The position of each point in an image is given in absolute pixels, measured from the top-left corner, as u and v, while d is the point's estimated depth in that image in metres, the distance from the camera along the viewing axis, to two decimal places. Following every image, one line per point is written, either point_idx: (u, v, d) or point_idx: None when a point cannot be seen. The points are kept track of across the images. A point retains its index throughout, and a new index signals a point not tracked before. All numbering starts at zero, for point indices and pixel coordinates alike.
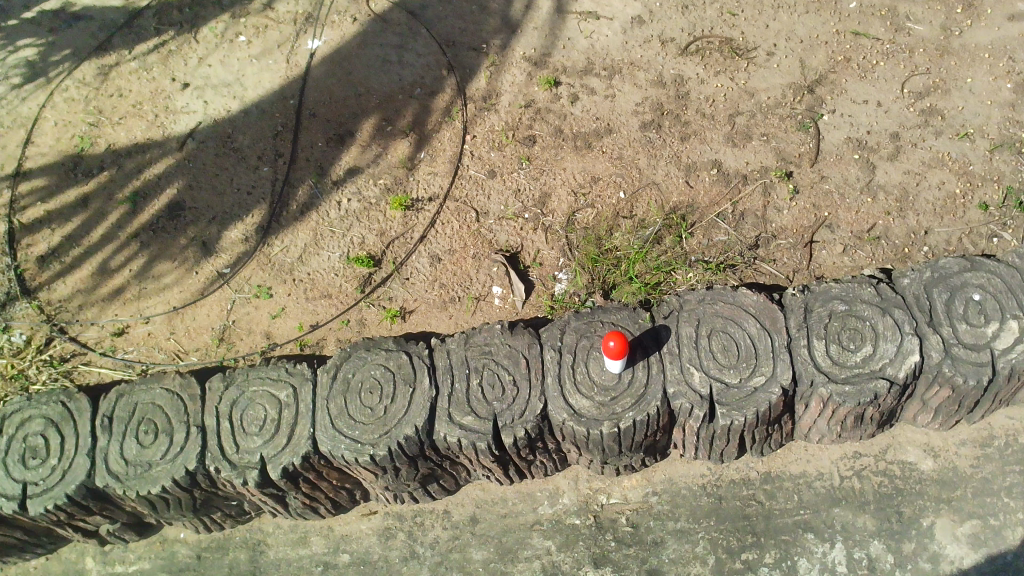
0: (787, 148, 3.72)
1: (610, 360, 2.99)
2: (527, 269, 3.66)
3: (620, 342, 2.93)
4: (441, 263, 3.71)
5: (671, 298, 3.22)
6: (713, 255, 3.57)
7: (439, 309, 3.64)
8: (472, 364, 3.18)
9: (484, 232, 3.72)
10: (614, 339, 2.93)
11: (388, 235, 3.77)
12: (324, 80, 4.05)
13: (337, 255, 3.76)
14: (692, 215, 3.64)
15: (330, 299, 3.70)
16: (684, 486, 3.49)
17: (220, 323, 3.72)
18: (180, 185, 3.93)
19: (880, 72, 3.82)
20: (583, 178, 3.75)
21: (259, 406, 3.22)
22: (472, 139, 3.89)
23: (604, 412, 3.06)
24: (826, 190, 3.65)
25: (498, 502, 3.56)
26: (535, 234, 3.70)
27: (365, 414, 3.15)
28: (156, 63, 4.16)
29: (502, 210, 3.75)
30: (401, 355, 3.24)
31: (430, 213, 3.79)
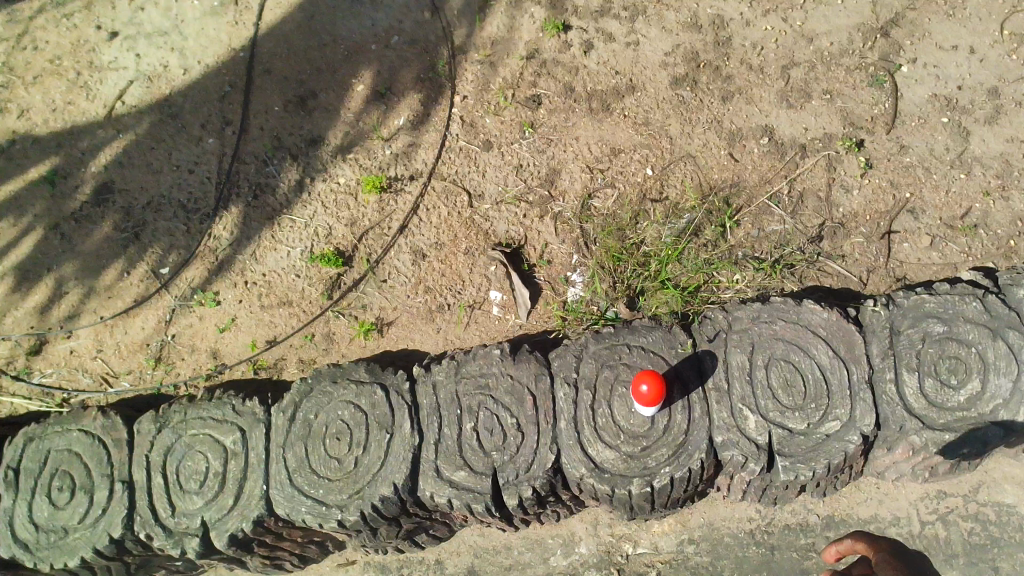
0: (855, 109, 2.95)
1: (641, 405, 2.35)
2: (532, 268, 2.95)
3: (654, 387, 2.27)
4: (426, 260, 2.99)
5: (717, 315, 2.52)
6: (766, 250, 2.84)
7: (424, 319, 2.95)
8: (465, 403, 2.53)
9: (479, 220, 2.99)
10: (646, 383, 2.27)
11: (359, 226, 3.04)
12: (278, 27, 3.22)
13: (298, 250, 3.04)
14: (738, 196, 2.90)
15: (290, 308, 3.00)
16: (727, 532, 2.88)
17: (157, 339, 3.02)
18: (109, 162, 3.17)
19: (974, 7, 3.00)
20: (600, 149, 3.00)
21: (201, 456, 2.60)
22: (462, 101, 3.11)
23: (633, 467, 2.42)
24: (907, 163, 2.89)
25: (501, 551, 2.98)
26: (543, 223, 2.96)
27: (332, 469, 2.53)
28: (79, 6, 3.28)
29: (499, 192, 3.01)
30: (374, 391, 2.58)
31: (412, 196, 3.05)
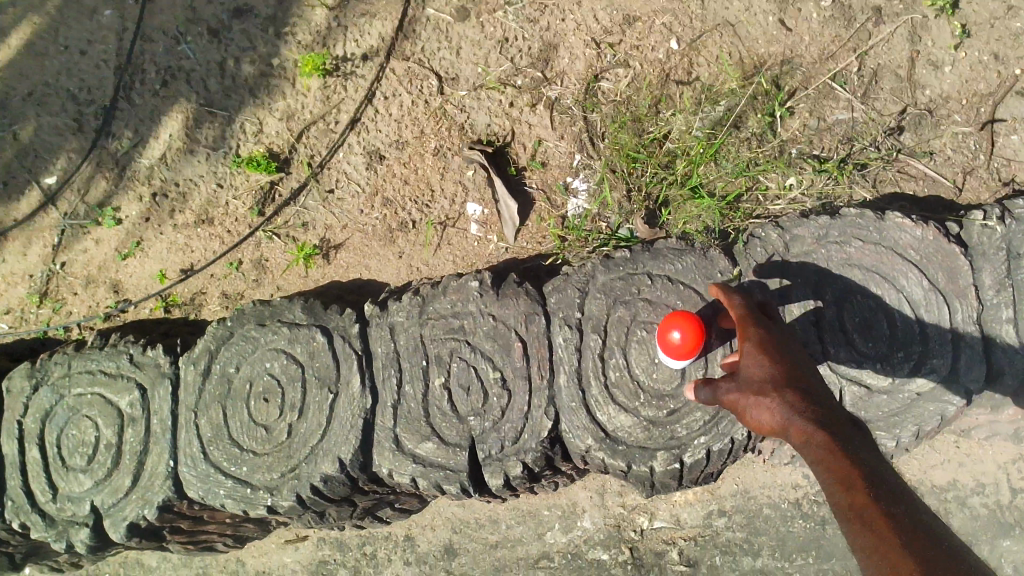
0: None
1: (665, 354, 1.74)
2: (521, 174, 2.28)
3: (690, 335, 1.65)
4: (384, 164, 2.31)
5: (771, 232, 1.86)
6: (829, 146, 2.18)
7: (382, 240, 2.31)
8: (433, 353, 1.89)
9: (452, 111, 2.29)
10: (679, 329, 1.65)
11: (296, 121, 2.33)
12: None
13: (219, 153, 2.35)
14: (793, 76, 2.20)
15: (211, 228, 2.35)
16: (767, 502, 2.29)
17: (43, 269, 2.37)
18: None
19: None
20: (610, 17, 2.25)
21: (88, 423, 1.98)
22: None
23: (657, 437, 1.81)
24: (1017, 30, 2.17)
25: (485, 526, 2.37)
26: (534, 115, 2.27)
27: (257, 439, 1.91)
28: None
29: (477, 75, 2.29)
30: (312, 336, 1.93)
31: (366, 80, 2.32)
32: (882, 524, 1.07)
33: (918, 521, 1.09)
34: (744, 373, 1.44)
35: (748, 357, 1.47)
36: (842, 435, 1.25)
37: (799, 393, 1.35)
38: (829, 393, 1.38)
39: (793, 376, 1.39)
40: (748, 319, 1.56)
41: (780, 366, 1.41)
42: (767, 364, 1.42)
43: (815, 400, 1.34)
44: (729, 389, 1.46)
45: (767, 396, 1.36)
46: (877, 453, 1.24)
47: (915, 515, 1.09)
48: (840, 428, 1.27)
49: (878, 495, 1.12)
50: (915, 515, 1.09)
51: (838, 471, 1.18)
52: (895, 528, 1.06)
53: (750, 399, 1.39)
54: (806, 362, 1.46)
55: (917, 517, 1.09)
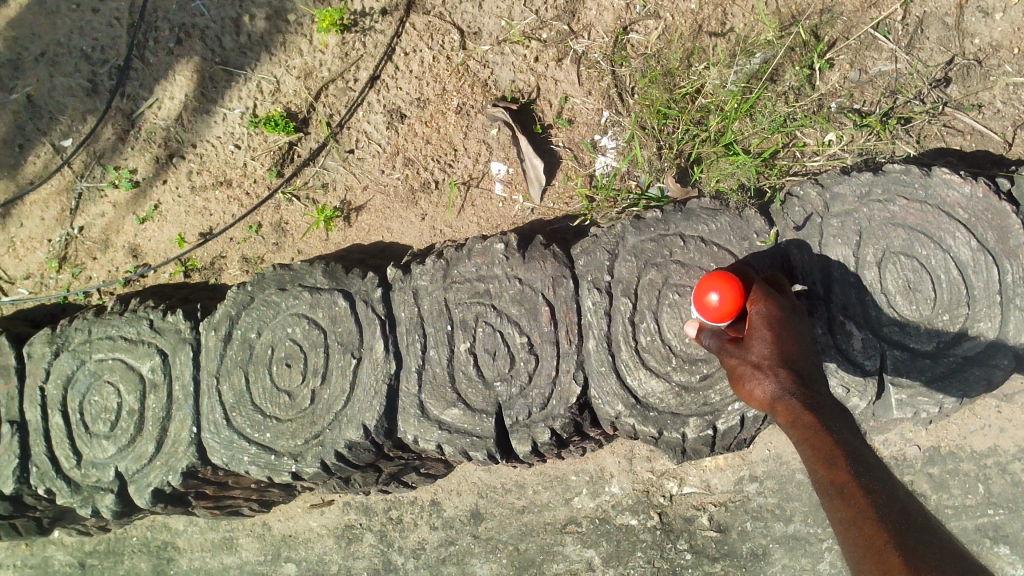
0: None
1: (697, 316, 1.56)
2: (547, 132, 2.20)
3: (729, 301, 1.48)
4: (406, 123, 2.24)
5: (807, 190, 1.78)
6: (870, 100, 2.08)
7: (404, 201, 2.25)
8: (458, 317, 1.84)
9: (475, 68, 2.21)
10: (718, 291, 1.48)
11: (315, 79, 2.26)
12: None
13: (236, 113, 2.28)
14: (834, 26, 2.09)
15: (230, 190, 2.30)
16: (801, 468, 2.22)
17: (61, 234, 2.34)
18: None
19: None
20: None
21: (110, 389, 1.96)
22: None
23: (689, 403, 1.76)
24: None
25: (512, 491, 2.33)
26: (560, 71, 2.19)
27: (280, 405, 1.87)
28: None
29: (501, 29, 2.20)
30: (334, 300, 1.88)
31: (385, 35, 2.24)
32: (862, 502, 1.18)
33: (894, 497, 1.20)
34: (745, 347, 1.44)
35: (750, 329, 1.45)
36: (830, 417, 1.32)
37: (795, 371, 1.39)
38: (820, 373, 1.43)
39: (793, 352, 1.42)
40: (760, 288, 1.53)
41: (782, 339, 1.43)
42: (770, 341, 1.42)
43: (809, 382, 1.39)
44: (728, 354, 1.46)
45: (764, 374, 1.39)
46: (859, 437, 1.32)
47: (893, 502, 1.18)
48: (832, 410, 1.34)
49: (860, 475, 1.22)
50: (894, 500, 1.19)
51: (823, 451, 1.25)
52: (875, 507, 1.17)
53: (746, 371, 1.42)
54: (807, 339, 1.48)
55: (896, 499, 1.20)
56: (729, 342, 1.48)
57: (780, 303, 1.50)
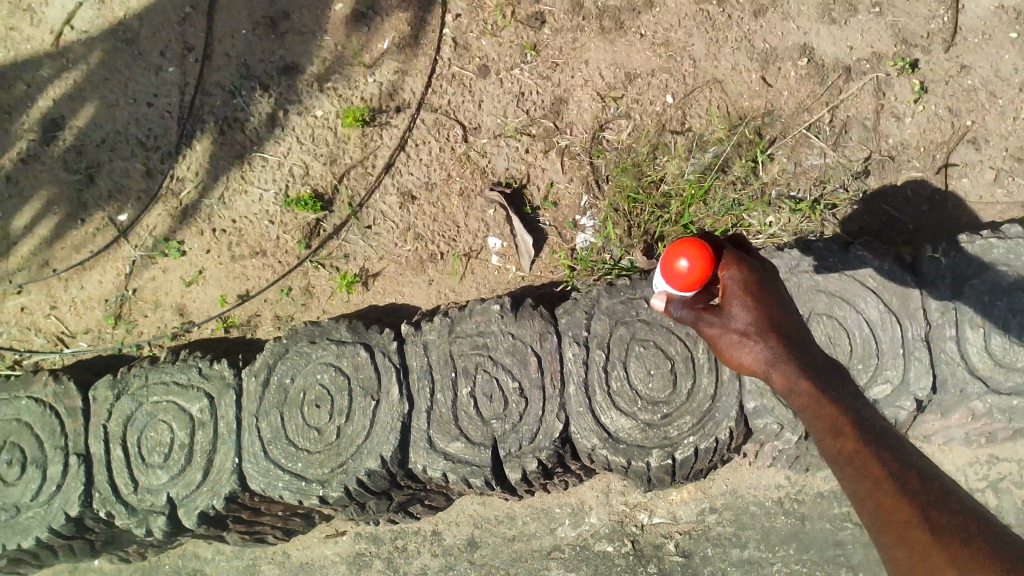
0: (909, 25, 2.51)
1: (665, 289, 1.85)
2: (536, 212, 2.61)
3: (698, 268, 1.77)
4: (416, 203, 2.65)
5: None
6: (805, 188, 2.50)
7: (414, 270, 2.64)
8: (461, 366, 2.21)
9: (476, 157, 2.63)
10: (688, 259, 1.76)
11: (339, 165, 2.67)
12: None
13: (271, 194, 2.68)
14: (774, 127, 2.52)
15: (263, 259, 2.68)
16: (753, 500, 2.57)
17: (117, 295, 2.72)
18: (54, 94, 2.73)
19: None
20: (613, 74, 2.59)
21: (164, 426, 2.30)
22: (455, 20, 2.66)
23: (652, 437, 2.12)
24: (968, 86, 2.49)
25: (504, 521, 2.67)
26: (547, 161, 2.61)
27: (310, 439, 2.22)
28: None
29: (498, 124, 2.63)
30: (357, 351, 2.25)
31: (399, 129, 2.66)
32: (874, 470, 1.53)
33: (898, 453, 1.57)
34: (727, 316, 1.80)
35: (726, 297, 1.82)
36: (821, 384, 1.70)
37: (777, 339, 1.77)
38: (796, 329, 1.82)
39: (770, 319, 1.79)
40: (729, 256, 1.86)
41: (761, 310, 1.79)
42: (749, 311, 1.78)
43: (789, 342, 1.77)
44: (711, 324, 1.82)
45: (752, 342, 1.77)
46: (845, 385, 1.74)
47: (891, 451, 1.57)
48: (818, 373, 1.73)
49: (865, 439, 1.59)
50: (890, 442, 1.59)
51: (830, 425, 1.63)
52: (888, 473, 1.51)
53: (734, 339, 1.79)
54: (776, 295, 1.85)
55: (905, 457, 1.55)
56: (706, 310, 1.83)
57: (748, 268, 1.85)
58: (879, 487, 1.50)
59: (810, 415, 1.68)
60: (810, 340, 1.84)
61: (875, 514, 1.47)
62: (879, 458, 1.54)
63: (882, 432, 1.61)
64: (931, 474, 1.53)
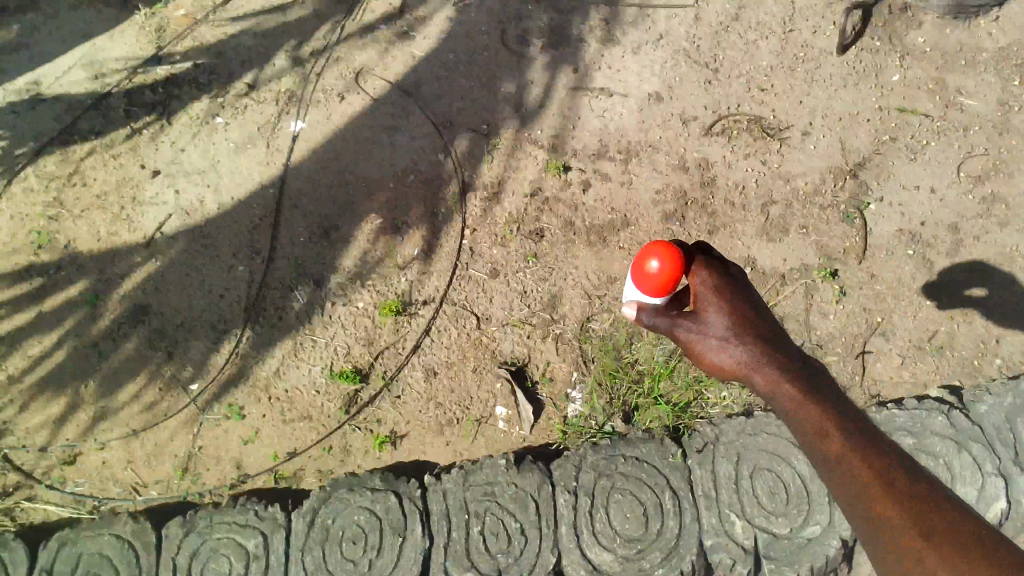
0: (830, 243, 3.32)
1: (638, 299, 2.14)
2: (535, 385, 3.21)
3: (666, 269, 2.05)
4: (436, 377, 3.23)
5: (706, 429, 2.78)
6: None
7: (435, 432, 3.19)
8: (473, 509, 2.70)
9: (487, 340, 3.25)
10: (658, 261, 2.05)
11: (376, 345, 3.28)
12: (305, 167, 3.51)
13: (318, 369, 3.27)
14: None
15: (310, 422, 3.23)
16: None
17: (185, 450, 3.23)
18: (145, 286, 3.37)
19: (932, 154, 3.47)
20: (598, 278, 3.32)
21: (223, 559, 2.73)
22: (473, 233, 3.40)
23: (629, 568, 2.59)
24: (878, 291, 3.27)
25: None
26: (545, 344, 3.24)
27: (347, 569, 2.67)
28: (125, 150, 3.54)
29: (505, 316, 3.28)
30: (388, 497, 2.74)
31: (425, 318, 3.30)
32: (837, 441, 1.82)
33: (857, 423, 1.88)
34: (702, 322, 2.14)
35: (699, 304, 2.17)
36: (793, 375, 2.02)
37: (754, 340, 2.09)
38: (769, 330, 2.14)
39: (745, 325, 2.13)
40: (698, 266, 2.22)
41: (738, 318, 2.13)
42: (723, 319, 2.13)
43: (762, 344, 2.10)
44: (689, 330, 2.15)
45: (729, 344, 2.10)
46: (819, 380, 2.03)
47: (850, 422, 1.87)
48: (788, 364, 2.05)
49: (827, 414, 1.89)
50: (871, 441, 1.81)
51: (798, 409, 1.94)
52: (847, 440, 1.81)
53: (713, 344, 2.12)
54: (747, 300, 2.19)
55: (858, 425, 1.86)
56: (683, 318, 2.15)
57: (718, 274, 2.21)
58: (871, 491, 1.69)
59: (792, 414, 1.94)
60: (787, 343, 2.14)
61: (872, 516, 1.65)
62: (864, 457, 1.75)
63: (859, 427, 1.84)
64: (913, 468, 1.73)
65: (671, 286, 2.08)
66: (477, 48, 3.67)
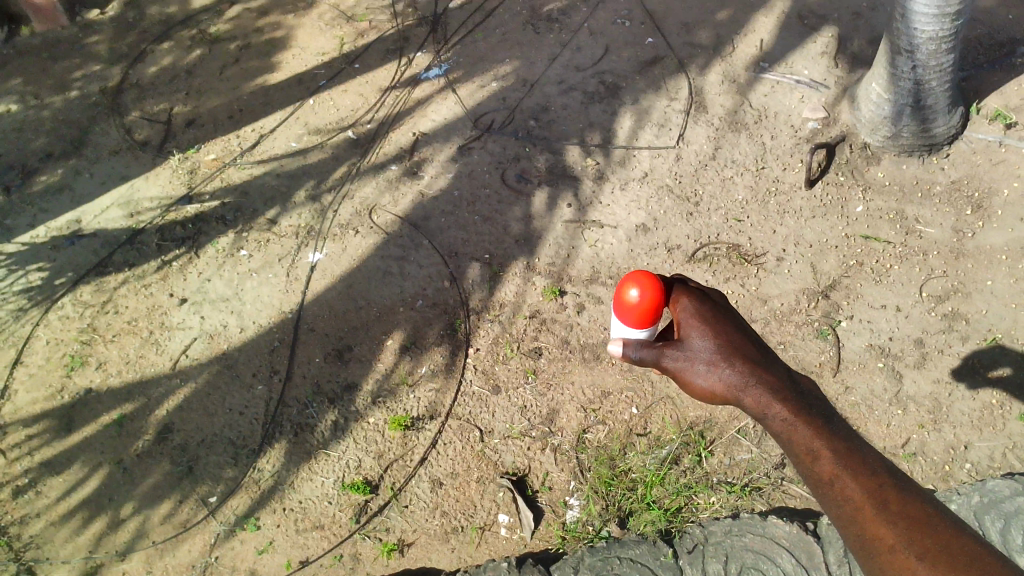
0: (806, 357, 3.56)
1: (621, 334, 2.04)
2: (535, 494, 3.37)
3: (646, 297, 2.04)
4: (443, 488, 3.41)
5: (695, 530, 3.00)
6: (737, 476, 3.35)
7: (441, 540, 3.32)
8: None
9: (489, 452, 3.46)
10: (637, 289, 2.05)
11: (385, 458, 3.47)
12: (323, 293, 3.85)
13: (331, 480, 3.43)
14: (711, 429, 3.45)
15: (322, 531, 3.35)
16: None
17: (202, 560, 3.31)
18: (169, 405, 3.59)
19: (896, 275, 3.78)
20: (592, 392, 3.55)
21: None
22: (476, 352, 3.68)
23: None
24: (851, 402, 3.46)
25: None
26: (544, 454, 3.43)
27: None
28: (156, 280, 3.95)
29: (507, 428, 3.50)
30: None
31: (432, 432, 3.52)
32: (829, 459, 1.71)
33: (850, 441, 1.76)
34: (689, 348, 1.99)
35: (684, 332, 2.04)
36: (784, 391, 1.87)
37: (742, 361, 1.94)
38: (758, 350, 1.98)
39: (733, 347, 1.97)
40: (681, 296, 2.12)
41: (725, 341, 1.98)
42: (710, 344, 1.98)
43: (752, 365, 1.94)
44: (677, 358, 2.00)
45: (718, 368, 1.94)
46: (812, 396, 1.88)
47: (841, 439, 1.76)
48: (779, 382, 1.89)
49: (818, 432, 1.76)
50: (864, 459, 1.71)
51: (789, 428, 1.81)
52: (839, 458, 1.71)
53: (701, 369, 1.96)
54: (732, 322, 2.05)
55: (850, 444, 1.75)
56: (668, 347, 2.02)
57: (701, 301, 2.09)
58: (864, 512, 1.62)
59: (782, 435, 1.80)
60: (776, 361, 1.99)
61: (865, 540, 1.60)
62: (858, 479, 1.67)
63: (850, 445, 1.74)
64: (906, 486, 1.66)
65: (651, 315, 2.07)
66: (481, 186, 4.16)
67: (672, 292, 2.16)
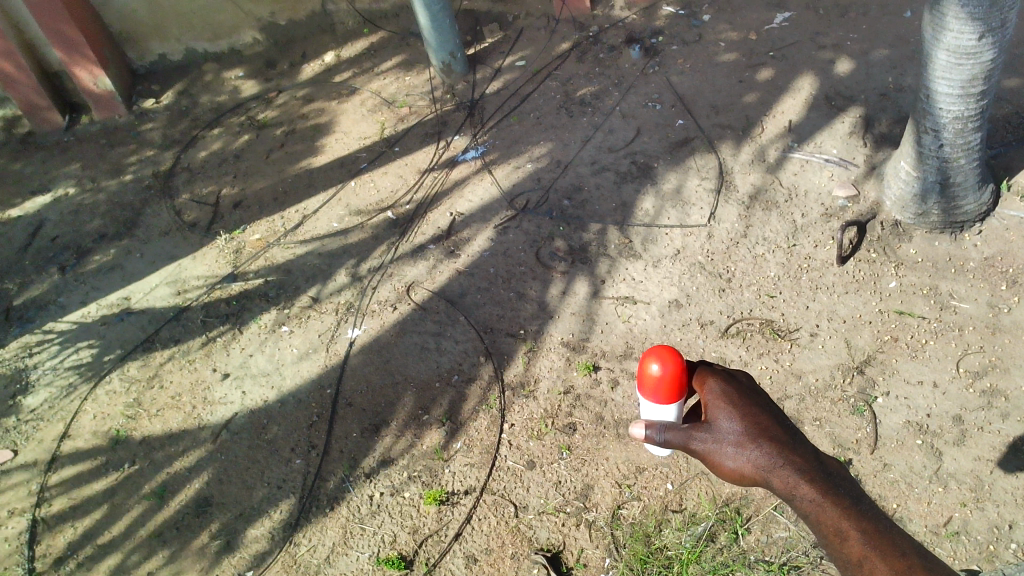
0: (842, 433, 3.55)
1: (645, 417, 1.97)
2: (570, 570, 3.30)
3: (665, 369, 2.03)
4: (477, 563, 3.33)
5: None
6: (774, 554, 3.27)
7: None
8: None
9: (524, 528, 3.42)
10: (657, 363, 2.04)
11: (420, 533, 3.43)
12: (361, 368, 3.94)
13: (365, 554, 3.38)
14: (748, 506, 3.41)
15: None
16: None
17: None
18: (208, 479, 3.65)
19: (932, 350, 3.77)
20: (627, 468, 3.54)
21: None
22: (511, 427, 3.70)
23: None
24: (892, 478, 3.41)
25: None
26: (578, 530, 3.39)
27: None
28: (199, 355, 4.08)
29: (541, 504, 3.47)
30: None
31: (466, 507, 3.49)
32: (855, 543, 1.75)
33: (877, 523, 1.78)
34: (716, 430, 1.95)
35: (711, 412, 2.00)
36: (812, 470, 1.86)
37: (770, 441, 1.91)
38: (783, 427, 1.96)
39: (761, 425, 1.94)
40: (706, 376, 2.09)
41: (753, 420, 1.95)
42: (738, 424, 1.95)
43: (779, 443, 1.91)
44: (705, 441, 1.96)
45: (748, 448, 1.90)
46: (838, 473, 1.88)
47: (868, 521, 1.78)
48: (808, 460, 1.88)
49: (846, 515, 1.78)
50: (891, 539, 1.75)
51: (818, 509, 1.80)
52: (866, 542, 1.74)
53: (730, 451, 1.92)
54: (759, 401, 2.03)
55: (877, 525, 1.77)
56: (696, 429, 1.98)
57: (724, 379, 2.07)
58: None
59: (810, 516, 1.81)
60: (801, 436, 1.98)
61: None
62: (886, 560, 1.71)
63: (876, 524, 1.77)
64: (934, 564, 1.70)
65: (672, 389, 2.05)
66: (515, 265, 4.26)
67: (694, 373, 2.14)
